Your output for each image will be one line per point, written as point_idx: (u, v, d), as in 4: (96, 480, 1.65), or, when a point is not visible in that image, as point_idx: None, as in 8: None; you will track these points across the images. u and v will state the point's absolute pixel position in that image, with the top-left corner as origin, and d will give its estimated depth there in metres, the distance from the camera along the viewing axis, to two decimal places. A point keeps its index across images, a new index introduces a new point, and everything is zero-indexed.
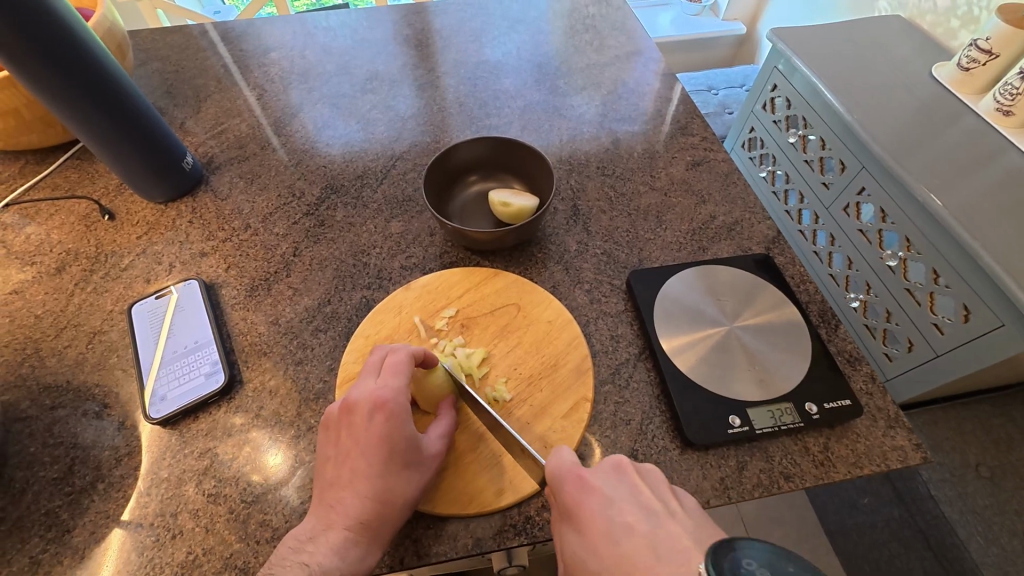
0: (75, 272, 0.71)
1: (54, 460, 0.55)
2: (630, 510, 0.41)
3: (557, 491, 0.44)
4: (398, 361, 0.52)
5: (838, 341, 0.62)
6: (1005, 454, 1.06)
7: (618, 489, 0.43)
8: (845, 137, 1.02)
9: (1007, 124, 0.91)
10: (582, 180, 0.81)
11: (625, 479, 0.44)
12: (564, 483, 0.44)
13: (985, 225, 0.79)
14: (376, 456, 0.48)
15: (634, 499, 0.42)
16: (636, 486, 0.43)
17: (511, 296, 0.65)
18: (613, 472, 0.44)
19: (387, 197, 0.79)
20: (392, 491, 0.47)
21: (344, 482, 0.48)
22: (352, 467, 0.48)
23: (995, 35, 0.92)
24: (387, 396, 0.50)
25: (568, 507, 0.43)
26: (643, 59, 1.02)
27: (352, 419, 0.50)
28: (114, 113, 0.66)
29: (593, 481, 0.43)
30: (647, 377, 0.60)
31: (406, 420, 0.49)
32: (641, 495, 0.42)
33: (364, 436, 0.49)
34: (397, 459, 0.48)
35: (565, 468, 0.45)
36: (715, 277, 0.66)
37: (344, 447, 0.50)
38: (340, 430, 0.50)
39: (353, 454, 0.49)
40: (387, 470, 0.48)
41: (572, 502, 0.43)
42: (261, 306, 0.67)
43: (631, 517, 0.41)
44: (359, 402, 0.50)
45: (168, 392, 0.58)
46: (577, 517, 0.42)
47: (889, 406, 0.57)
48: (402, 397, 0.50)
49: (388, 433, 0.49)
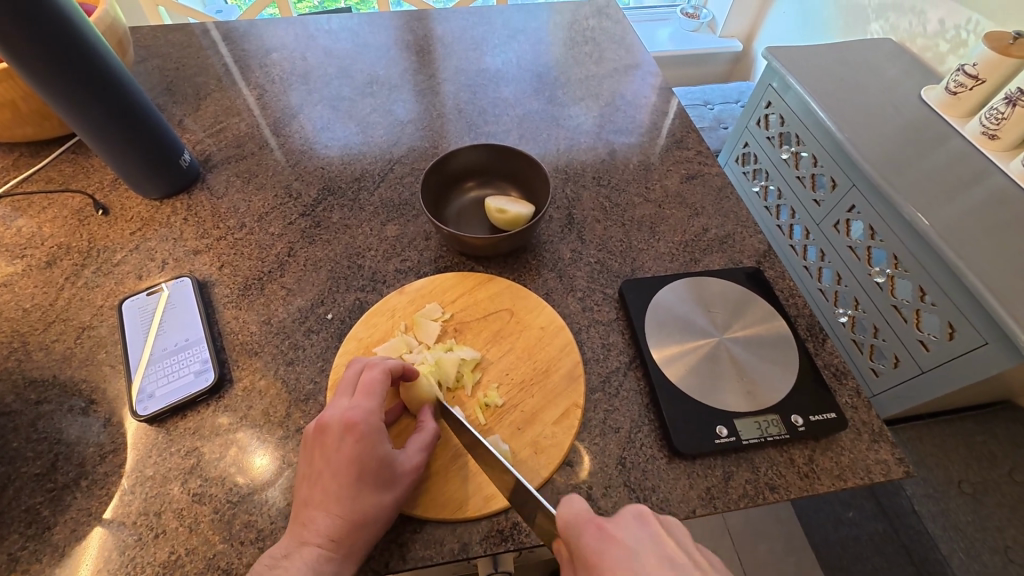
0: (66, 266, 0.70)
1: (37, 456, 0.54)
2: (659, 568, 0.38)
3: (578, 542, 0.40)
4: (373, 379, 0.52)
5: (825, 354, 0.63)
6: (989, 471, 1.07)
7: (642, 541, 0.39)
8: (836, 155, 1.04)
9: (993, 147, 0.94)
10: (578, 190, 0.82)
11: (649, 530, 0.40)
12: (584, 533, 0.40)
13: (970, 245, 0.81)
14: (347, 476, 0.47)
15: (658, 552, 0.39)
16: (664, 542, 0.40)
17: (503, 302, 0.65)
18: (637, 522, 0.41)
19: (383, 200, 0.80)
20: (365, 508, 0.47)
21: (316, 502, 0.47)
22: (324, 488, 0.47)
23: (982, 61, 0.95)
24: (358, 417, 0.49)
25: (591, 560, 0.39)
26: (641, 73, 1.03)
27: (324, 439, 0.49)
28: (113, 108, 0.67)
29: (615, 530, 0.40)
30: (637, 386, 0.60)
31: (378, 439, 0.49)
32: (666, 549, 0.39)
33: (335, 457, 0.48)
34: (368, 478, 0.47)
35: (585, 516, 0.41)
36: (706, 288, 0.67)
37: (317, 468, 0.49)
38: (314, 450, 0.50)
39: (325, 475, 0.48)
40: (359, 489, 0.47)
41: (599, 553, 0.39)
42: (254, 306, 0.66)
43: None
44: (331, 423, 0.50)
45: (155, 389, 0.58)
46: (602, 571, 0.38)
47: (873, 420, 0.58)
48: (374, 418, 0.50)
49: (359, 454, 0.48)
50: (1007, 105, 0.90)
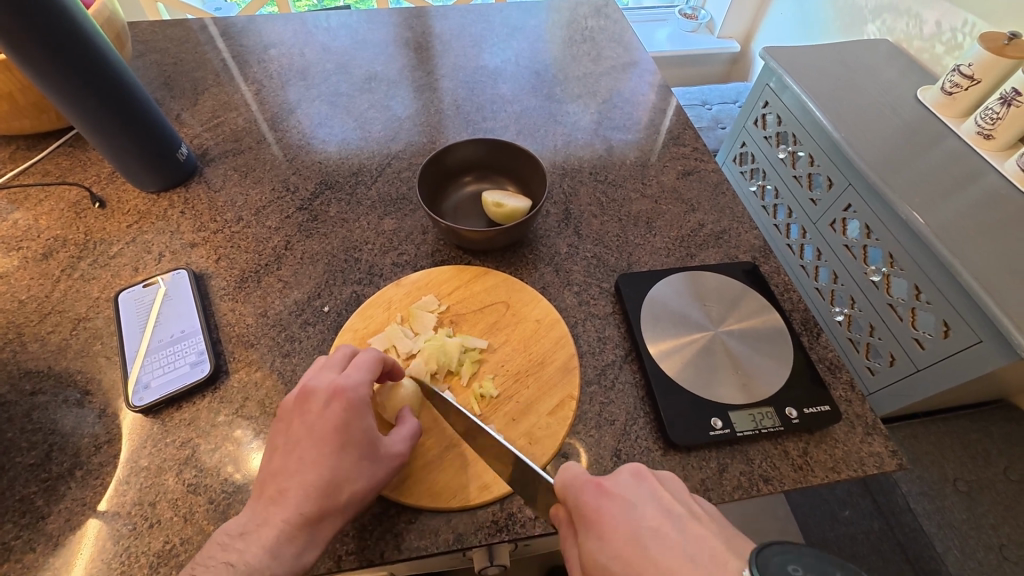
0: (62, 259, 0.70)
1: (32, 446, 0.54)
2: (654, 516, 0.39)
3: (576, 502, 0.40)
4: (365, 355, 0.52)
5: (820, 348, 0.63)
6: (984, 469, 1.08)
7: (641, 496, 0.40)
8: (832, 155, 1.05)
9: (989, 147, 0.94)
10: (575, 185, 0.82)
11: (646, 486, 0.41)
12: (581, 492, 0.40)
13: (965, 244, 0.81)
14: (327, 445, 0.47)
15: (656, 505, 0.39)
16: (658, 492, 0.40)
17: (499, 295, 0.65)
18: (632, 479, 0.41)
19: (381, 194, 0.80)
20: (342, 481, 0.46)
21: (294, 468, 0.47)
22: (302, 455, 0.47)
23: (977, 62, 0.95)
24: (346, 386, 0.49)
25: (590, 515, 0.39)
26: (639, 71, 1.04)
27: (309, 406, 0.49)
28: (113, 101, 0.67)
29: (611, 487, 0.41)
30: (632, 379, 0.60)
31: (364, 412, 0.49)
32: (664, 501, 0.40)
33: (318, 425, 0.48)
34: (350, 449, 0.47)
35: (580, 478, 0.41)
36: (702, 282, 0.67)
37: (296, 435, 0.49)
38: (295, 418, 0.49)
39: (304, 443, 0.48)
40: (341, 457, 0.47)
41: (593, 509, 0.39)
42: (251, 299, 0.66)
43: (658, 523, 0.38)
44: (317, 391, 0.50)
45: (150, 380, 0.58)
46: (598, 523, 0.39)
47: (867, 413, 0.58)
48: (363, 390, 0.50)
49: (344, 422, 0.48)
50: (1002, 105, 0.90)
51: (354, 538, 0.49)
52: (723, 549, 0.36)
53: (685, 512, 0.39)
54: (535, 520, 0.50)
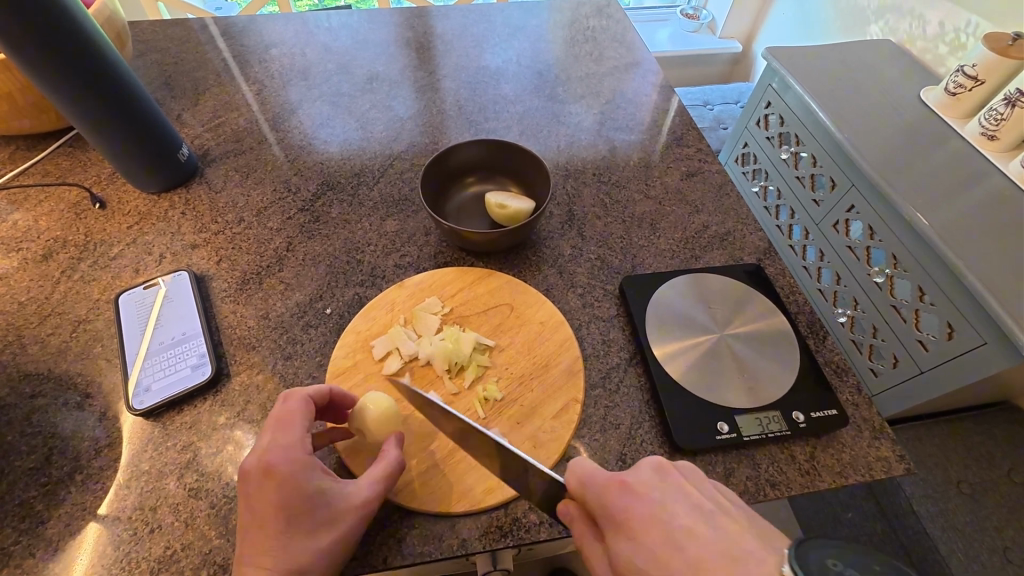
0: (62, 260, 0.70)
1: (31, 450, 0.53)
2: (683, 513, 0.39)
3: (600, 501, 0.40)
4: (290, 413, 0.48)
5: (826, 351, 0.63)
6: (988, 471, 1.08)
7: (666, 492, 0.40)
8: (836, 156, 1.05)
9: (992, 148, 0.94)
10: (578, 186, 0.81)
11: (670, 481, 0.41)
12: (605, 492, 0.40)
13: (971, 246, 0.81)
14: (277, 522, 0.43)
15: (683, 501, 0.40)
16: (684, 489, 0.41)
17: (503, 296, 0.65)
18: (656, 475, 0.42)
19: (383, 195, 0.79)
20: (308, 550, 0.43)
21: (250, 549, 0.43)
22: (253, 540, 0.43)
23: (981, 62, 0.95)
24: (274, 457, 0.45)
25: (617, 515, 0.39)
26: (641, 71, 1.03)
27: (246, 487, 0.45)
28: (113, 101, 0.66)
29: (636, 484, 0.41)
30: (637, 382, 0.60)
31: (307, 474, 0.45)
32: (691, 496, 0.40)
33: (260, 504, 0.43)
34: (304, 518, 0.43)
35: (603, 477, 0.41)
36: (706, 284, 0.67)
37: (245, 518, 0.44)
38: (240, 501, 0.45)
39: (254, 525, 0.43)
40: (296, 531, 0.43)
41: (621, 509, 0.39)
42: (252, 301, 0.66)
43: (688, 520, 0.39)
44: (249, 470, 0.45)
45: (151, 383, 0.57)
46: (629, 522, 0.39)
47: (875, 417, 0.58)
48: (293, 455, 0.45)
49: (285, 496, 0.43)
50: (1006, 105, 0.90)
51: (358, 543, 0.49)
52: (756, 545, 0.37)
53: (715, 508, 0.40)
54: (540, 525, 0.50)
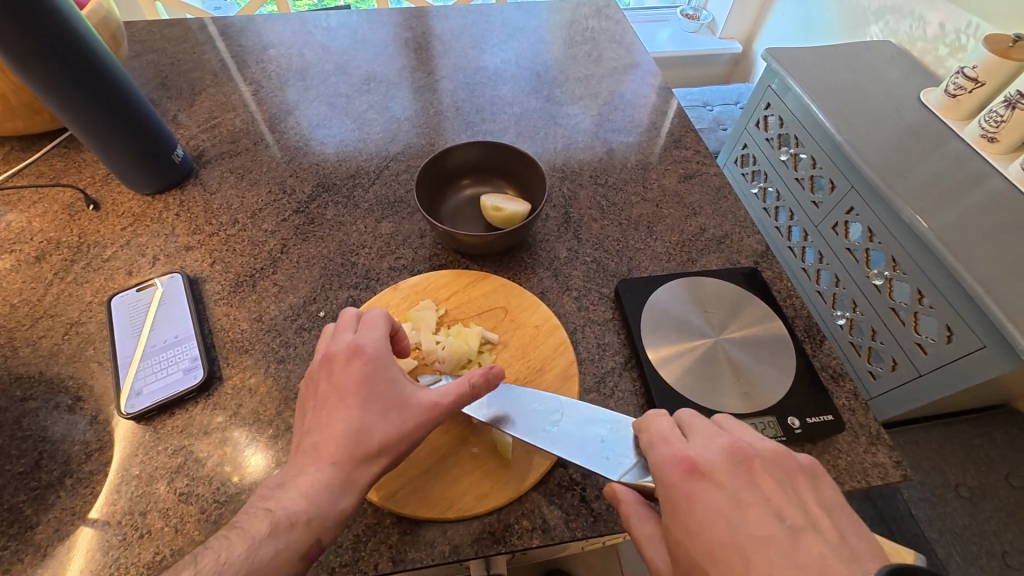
0: (55, 262, 0.69)
1: (21, 454, 0.53)
2: (757, 519, 0.37)
3: (667, 482, 0.41)
4: (380, 318, 0.52)
5: (823, 356, 0.63)
6: (985, 475, 1.08)
7: (741, 486, 0.39)
8: (835, 158, 1.04)
9: (992, 150, 0.93)
10: (575, 188, 0.81)
11: (746, 475, 0.40)
12: (673, 475, 0.41)
13: (969, 248, 0.80)
14: (355, 396, 0.47)
15: (761, 504, 0.38)
16: (766, 486, 0.39)
17: (498, 299, 0.64)
18: (736, 465, 0.40)
19: (378, 197, 0.79)
20: (372, 429, 0.46)
21: (325, 421, 0.47)
22: (329, 411, 0.47)
23: (981, 64, 0.94)
24: (365, 343, 0.49)
25: (680, 501, 0.39)
26: (640, 72, 1.03)
27: (330, 366, 0.49)
28: (106, 102, 0.66)
29: (708, 472, 0.40)
30: (632, 387, 0.59)
31: (386, 363, 0.49)
32: (768, 498, 0.39)
33: (342, 380, 0.48)
34: (377, 398, 0.47)
35: (675, 457, 0.42)
36: (703, 288, 0.66)
37: (322, 394, 0.48)
38: (319, 380, 0.49)
39: (332, 399, 0.47)
40: (369, 408, 0.46)
41: (688, 492, 0.39)
42: (245, 303, 0.66)
43: (761, 528, 0.37)
44: (338, 351, 0.50)
45: (143, 386, 0.57)
46: (693, 511, 0.38)
47: (871, 423, 0.57)
48: (381, 346, 0.50)
49: (367, 374, 0.48)
50: (1007, 108, 0.89)
51: (348, 549, 0.48)
52: (842, 569, 0.34)
53: (806, 517, 0.38)
54: (533, 531, 0.49)
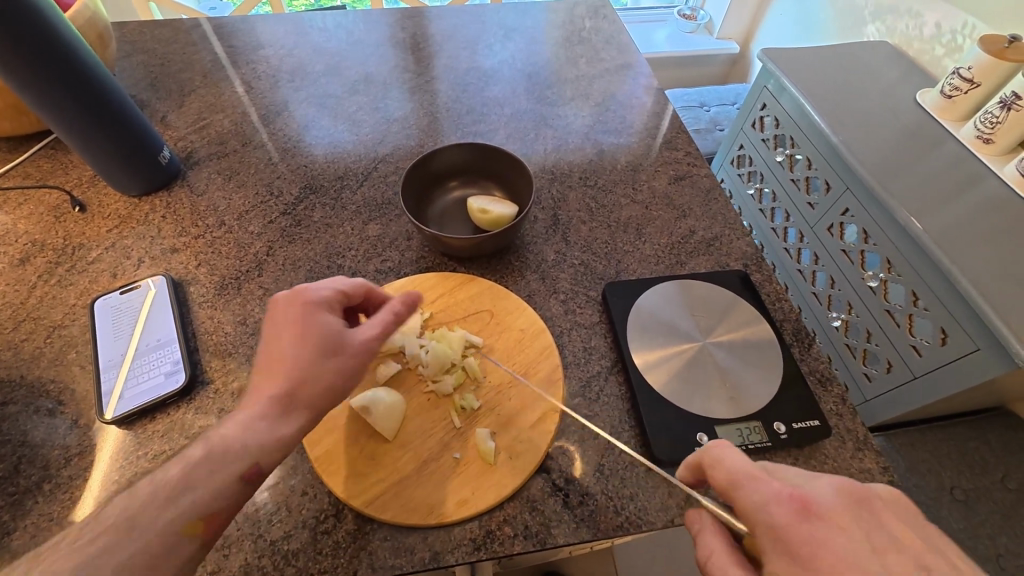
0: (40, 264, 0.69)
1: (0, 459, 0.53)
2: (863, 553, 0.36)
3: (773, 518, 0.38)
4: (332, 279, 0.54)
5: (811, 360, 0.62)
6: (980, 478, 1.07)
7: (859, 523, 0.38)
8: (830, 159, 1.04)
9: (988, 151, 0.93)
10: (564, 190, 0.80)
11: (860, 510, 0.39)
12: (784, 511, 0.38)
13: (964, 250, 0.80)
14: (289, 336, 0.47)
15: (880, 537, 0.37)
16: (882, 521, 0.38)
17: (483, 303, 0.64)
18: (846, 502, 0.39)
19: (366, 199, 0.78)
20: (303, 368, 0.46)
21: (259, 368, 0.47)
22: (264, 355, 0.48)
23: (976, 65, 0.94)
24: (306, 289, 0.51)
25: (793, 539, 0.37)
26: (632, 73, 1.02)
27: (272, 315, 0.50)
28: (91, 103, 0.65)
29: (820, 508, 0.38)
30: (618, 391, 0.59)
31: (325, 308, 0.50)
32: (884, 532, 0.38)
33: (280, 322, 0.49)
34: (310, 337, 0.47)
35: (775, 491, 0.39)
36: (691, 291, 0.66)
37: (261, 343, 0.49)
38: (262, 333, 0.50)
39: (268, 343, 0.48)
40: (301, 348, 0.47)
41: (808, 537, 0.37)
42: (230, 306, 0.65)
43: (878, 561, 0.36)
44: (280, 299, 0.51)
45: (124, 391, 0.56)
46: (817, 558, 0.36)
47: (858, 428, 0.57)
48: (323, 294, 0.51)
49: (303, 316, 0.48)
50: (1002, 109, 0.89)
51: (327, 556, 0.48)
52: None
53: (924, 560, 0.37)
54: (515, 538, 0.49)
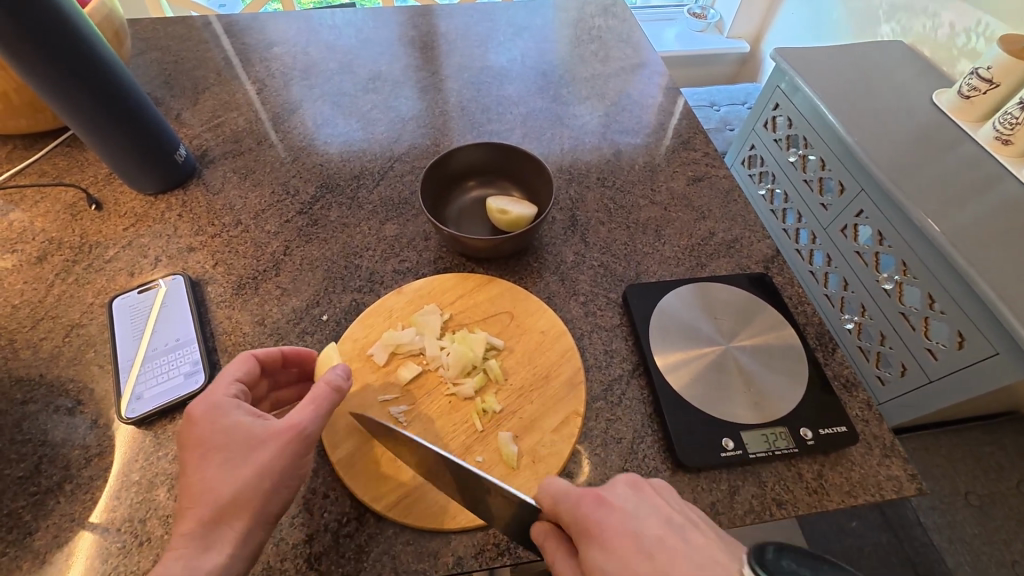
0: (57, 262, 0.69)
1: (21, 458, 0.53)
2: (654, 526, 0.38)
3: (574, 513, 0.40)
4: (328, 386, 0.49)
5: (835, 364, 0.61)
6: (996, 483, 1.06)
7: (639, 505, 0.40)
8: (845, 159, 1.02)
9: (1006, 152, 0.91)
10: (582, 191, 0.80)
11: (643, 496, 0.41)
12: (580, 505, 0.40)
13: (982, 252, 0.79)
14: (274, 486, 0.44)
15: (652, 514, 0.39)
16: (655, 501, 0.41)
17: (503, 304, 0.63)
18: (631, 491, 0.41)
19: (383, 199, 0.78)
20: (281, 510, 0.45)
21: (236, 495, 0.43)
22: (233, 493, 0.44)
23: (997, 64, 0.93)
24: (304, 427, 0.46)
25: (590, 527, 0.39)
26: (647, 72, 1.01)
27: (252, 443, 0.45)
28: (107, 101, 0.65)
29: (608, 496, 0.40)
30: (640, 395, 0.58)
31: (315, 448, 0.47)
32: (662, 510, 0.40)
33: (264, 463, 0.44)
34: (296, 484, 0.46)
35: (574, 491, 0.41)
36: (712, 294, 0.65)
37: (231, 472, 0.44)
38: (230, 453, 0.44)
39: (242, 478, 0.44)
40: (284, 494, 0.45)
41: (597, 522, 0.39)
42: (248, 306, 0.65)
43: (658, 530, 0.38)
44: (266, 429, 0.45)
45: (144, 391, 0.56)
46: (613, 540, 0.38)
47: (885, 434, 0.56)
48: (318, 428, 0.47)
49: (295, 462, 0.45)
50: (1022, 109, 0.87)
51: (350, 560, 0.48)
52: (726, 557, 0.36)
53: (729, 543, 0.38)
54: None
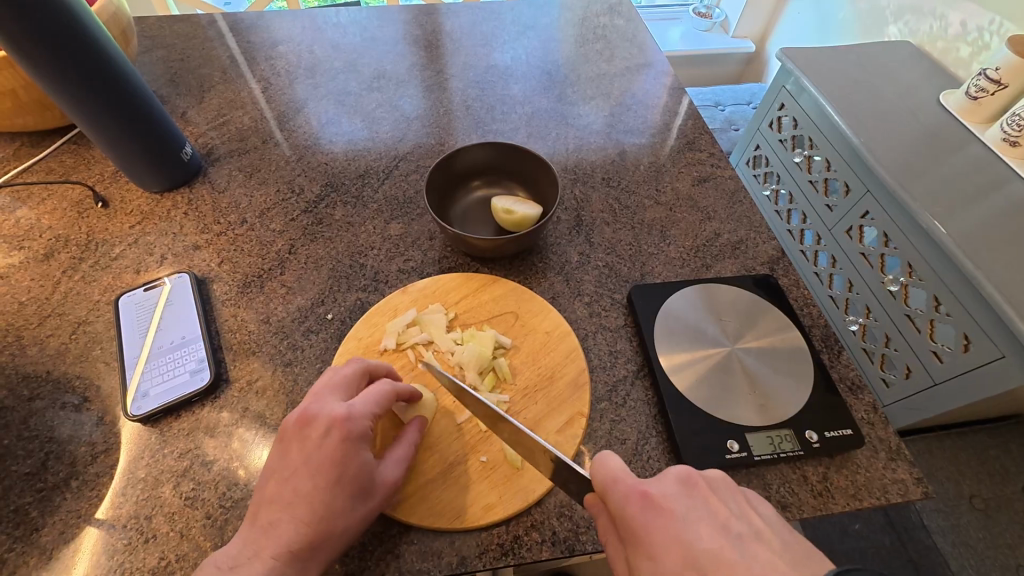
0: (64, 259, 0.69)
1: (28, 455, 0.53)
2: (709, 534, 0.36)
3: (624, 510, 0.38)
4: (374, 385, 0.48)
5: (841, 367, 0.61)
6: (1000, 487, 1.06)
7: (692, 508, 0.38)
8: (851, 160, 1.02)
9: (1013, 154, 0.91)
10: (587, 191, 0.79)
11: (695, 496, 0.39)
12: (629, 502, 0.38)
13: (989, 255, 0.78)
14: (325, 479, 0.44)
15: (708, 518, 0.37)
16: (711, 504, 0.38)
17: (508, 304, 0.63)
18: (681, 489, 0.39)
19: (388, 198, 0.78)
20: (336, 516, 0.43)
21: (288, 492, 0.44)
22: (294, 488, 0.44)
23: (1005, 65, 0.92)
24: (347, 417, 0.45)
25: (636, 528, 0.37)
26: (653, 72, 1.01)
27: (307, 433, 0.45)
28: (115, 100, 0.65)
29: (660, 497, 0.38)
30: (644, 396, 0.58)
31: (364, 445, 0.45)
32: (718, 515, 0.37)
33: (315, 455, 0.44)
34: (346, 484, 0.44)
35: (627, 486, 0.38)
36: (717, 296, 0.65)
37: (291, 464, 0.45)
38: (291, 444, 0.46)
39: (299, 473, 0.44)
40: (335, 495, 0.43)
41: (644, 522, 0.37)
42: (253, 304, 0.65)
43: (714, 542, 0.35)
44: (317, 417, 0.46)
45: (150, 388, 0.56)
46: (663, 546, 0.36)
47: (891, 437, 0.56)
48: (365, 422, 0.46)
49: (342, 455, 0.44)
50: None
51: (354, 559, 0.48)
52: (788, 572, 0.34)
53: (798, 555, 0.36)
54: (542, 544, 0.48)
